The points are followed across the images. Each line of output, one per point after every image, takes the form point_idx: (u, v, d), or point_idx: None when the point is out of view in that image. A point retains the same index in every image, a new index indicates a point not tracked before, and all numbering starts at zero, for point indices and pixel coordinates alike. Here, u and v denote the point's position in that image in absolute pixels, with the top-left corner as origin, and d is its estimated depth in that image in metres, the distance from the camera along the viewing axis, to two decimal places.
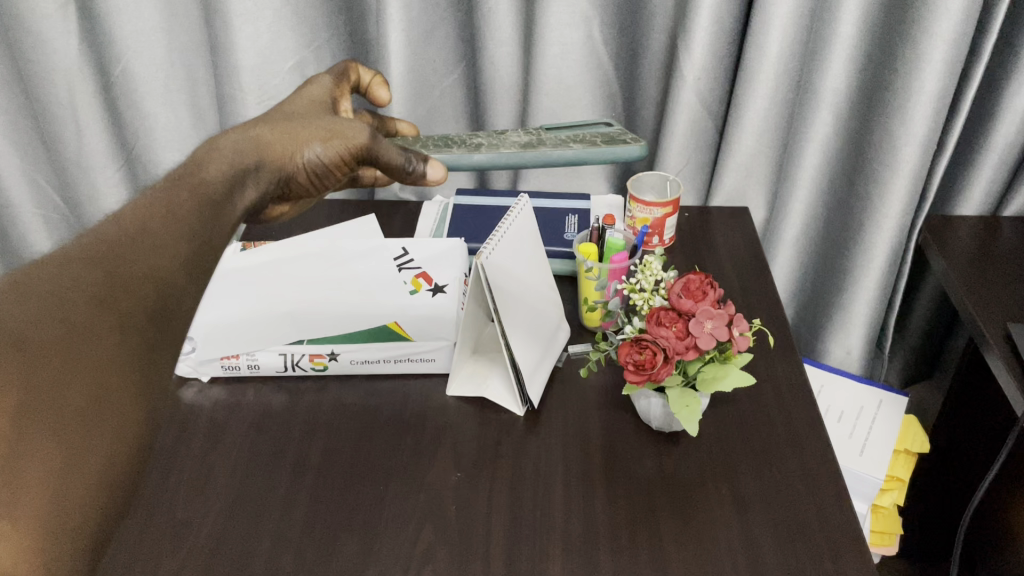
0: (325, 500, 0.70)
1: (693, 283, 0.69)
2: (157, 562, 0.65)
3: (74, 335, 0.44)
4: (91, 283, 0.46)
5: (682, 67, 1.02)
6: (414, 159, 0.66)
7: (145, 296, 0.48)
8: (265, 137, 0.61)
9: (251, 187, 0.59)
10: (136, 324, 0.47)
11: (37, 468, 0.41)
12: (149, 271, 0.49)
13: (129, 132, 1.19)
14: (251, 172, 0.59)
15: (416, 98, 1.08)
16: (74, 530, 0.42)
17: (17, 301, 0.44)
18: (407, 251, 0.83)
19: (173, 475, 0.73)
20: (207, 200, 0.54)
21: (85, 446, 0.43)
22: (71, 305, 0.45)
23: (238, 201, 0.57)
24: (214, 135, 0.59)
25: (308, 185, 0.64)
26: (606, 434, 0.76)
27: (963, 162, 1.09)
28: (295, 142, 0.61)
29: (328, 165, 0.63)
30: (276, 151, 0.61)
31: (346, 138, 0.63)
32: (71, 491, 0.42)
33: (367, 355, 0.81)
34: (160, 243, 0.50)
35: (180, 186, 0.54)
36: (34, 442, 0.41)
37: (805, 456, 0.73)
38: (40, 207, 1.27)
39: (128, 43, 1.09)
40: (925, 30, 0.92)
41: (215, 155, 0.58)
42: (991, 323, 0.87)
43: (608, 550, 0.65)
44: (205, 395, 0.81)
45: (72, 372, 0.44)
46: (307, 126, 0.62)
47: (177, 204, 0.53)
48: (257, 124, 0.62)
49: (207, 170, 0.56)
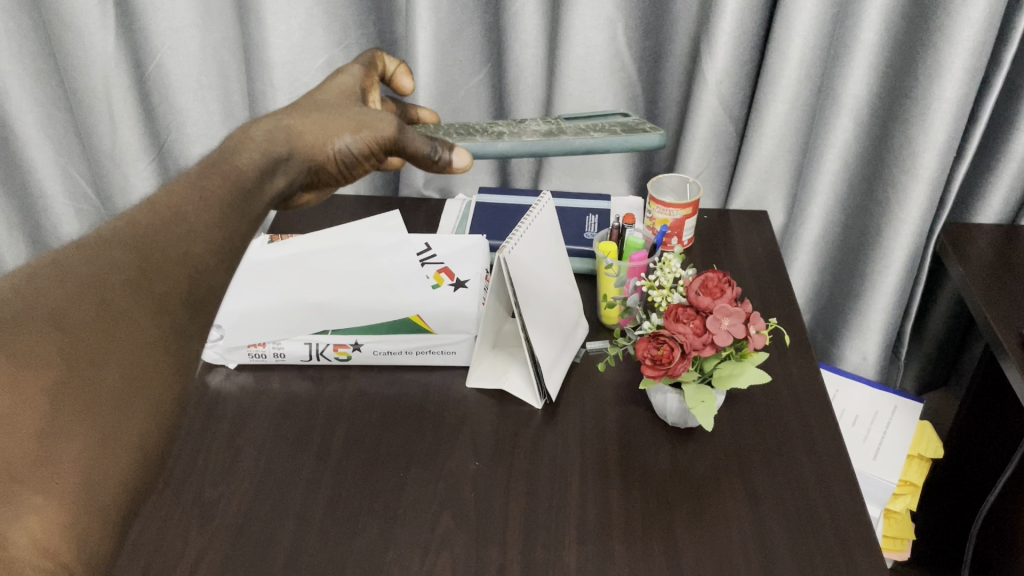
0: (348, 484, 0.72)
1: (711, 281, 0.70)
2: (185, 539, 0.68)
3: (111, 315, 0.46)
4: (128, 264, 0.48)
5: (705, 70, 1.04)
6: (439, 148, 0.65)
7: (179, 281, 0.50)
8: (297, 127, 0.62)
9: (281, 176, 0.60)
10: (172, 305, 0.49)
11: (72, 442, 0.42)
12: (181, 254, 0.50)
13: (162, 126, 1.22)
14: (281, 162, 0.60)
15: (441, 98, 1.11)
16: (107, 497, 0.43)
17: (56, 279, 0.46)
18: (430, 246, 0.84)
19: (200, 458, 0.75)
20: (239, 189, 0.55)
21: (117, 423, 0.44)
22: (108, 287, 0.47)
23: (269, 189, 0.59)
24: (248, 122, 0.60)
25: (337, 174, 0.65)
26: (622, 428, 0.77)
27: (983, 170, 1.10)
28: (327, 132, 0.63)
29: (357, 157, 0.64)
30: (308, 140, 0.62)
31: (375, 131, 0.63)
32: (104, 466, 0.43)
33: (390, 346, 0.83)
34: (188, 226, 0.51)
35: (212, 172, 0.55)
36: (70, 413, 0.43)
37: (820, 454, 0.74)
38: (72, 198, 1.31)
39: (163, 40, 1.12)
40: (947, 39, 0.93)
41: (247, 142, 0.59)
42: (1008, 329, 0.88)
43: (622, 540, 0.67)
44: (231, 381, 0.84)
45: (106, 352, 0.45)
46: (338, 118, 0.64)
47: (209, 188, 0.54)
48: (287, 114, 0.63)
49: (239, 159, 0.57)
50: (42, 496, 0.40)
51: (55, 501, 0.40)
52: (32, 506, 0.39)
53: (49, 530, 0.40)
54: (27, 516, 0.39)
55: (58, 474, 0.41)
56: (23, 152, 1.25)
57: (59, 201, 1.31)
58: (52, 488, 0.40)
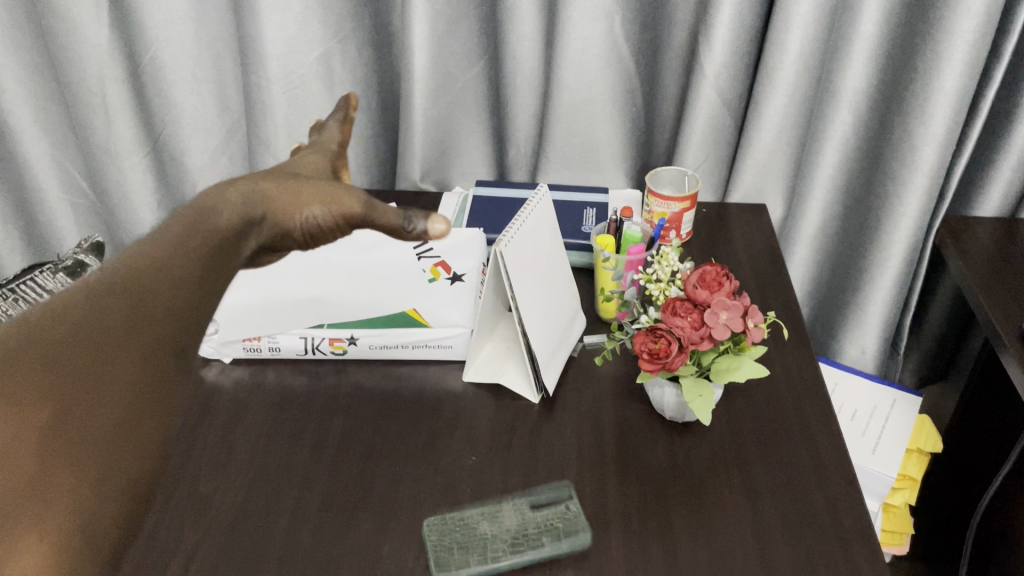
0: (344, 479, 0.72)
1: (709, 274, 0.70)
2: (179, 535, 0.67)
3: (92, 366, 0.44)
4: (113, 313, 0.45)
5: (703, 63, 1.03)
6: (414, 218, 0.49)
7: (172, 318, 0.46)
8: (268, 191, 0.50)
9: (253, 244, 0.50)
10: (160, 355, 0.46)
11: (63, 480, 0.41)
12: (171, 299, 0.46)
13: (157, 120, 1.21)
14: (252, 227, 0.49)
15: (438, 91, 1.10)
16: (90, 548, 0.42)
17: (38, 336, 0.43)
18: (428, 242, 0.87)
19: (195, 454, 0.74)
20: (213, 252, 0.48)
21: (109, 461, 0.43)
22: (99, 322, 0.45)
23: (237, 258, 0.49)
24: (226, 179, 0.51)
25: (313, 250, 0.53)
26: (619, 422, 0.77)
27: (983, 163, 1.09)
28: (296, 199, 0.50)
29: (330, 233, 0.51)
30: (278, 206, 0.50)
31: (352, 205, 0.50)
32: (97, 502, 0.42)
33: (385, 340, 0.82)
34: (173, 272, 0.47)
35: (186, 230, 0.48)
36: (45, 473, 0.41)
37: (818, 448, 0.74)
38: (67, 192, 1.30)
39: (157, 33, 1.11)
40: (947, 30, 0.93)
41: (220, 203, 0.49)
42: (1008, 323, 0.87)
43: (620, 535, 0.66)
44: (226, 375, 0.83)
45: (85, 410, 0.43)
46: (312, 183, 0.51)
47: (183, 248, 0.47)
48: (264, 173, 0.52)
49: (216, 219, 0.48)
50: (34, 534, 0.40)
51: (47, 539, 0.40)
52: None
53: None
54: (19, 553, 0.39)
55: (33, 531, 0.40)
56: (16, 147, 1.24)
57: (54, 196, 1.30)
58: (21, 550, 0.39)
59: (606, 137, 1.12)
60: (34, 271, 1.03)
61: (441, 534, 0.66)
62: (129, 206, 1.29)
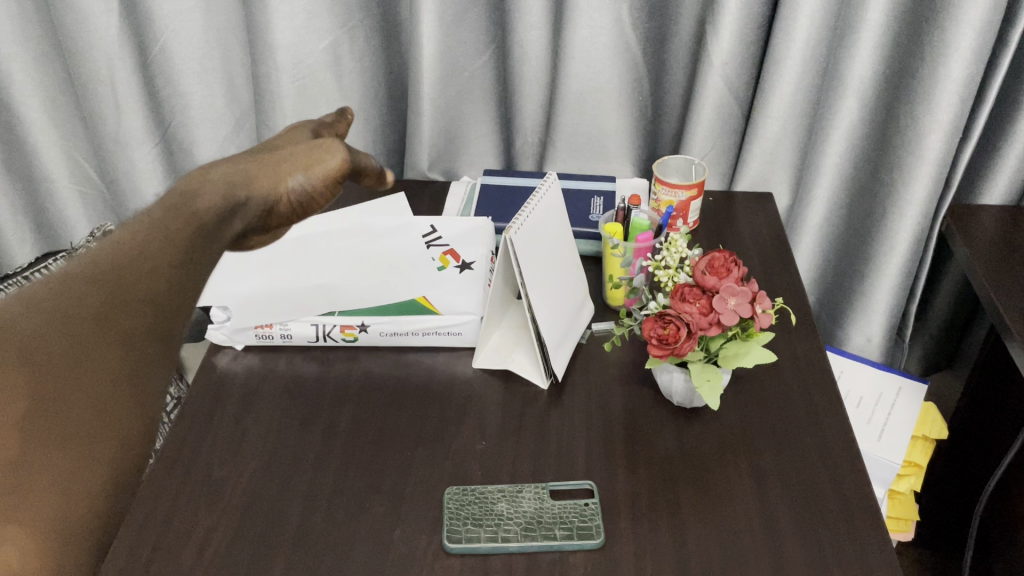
0: (357, 463, 0.73)
1: (717, 260, 0.70)
2: (194, 518, 0.68)
3: (78, 345, 0.49)
4: (95, 300, 0.50)
5: (709, 52, 1.03)
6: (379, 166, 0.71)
7: (143, 315, 0.52)
8: (250, 170, 0.60)
9: (239, 221, 0.59)
10: (139, 338, 0.51)
11: (45, 475, 0.46)
12: (149, 284, 0.52)
13: (166, 110, 1.22)
14: (238, 208, 0.59)
15: (445, 80, 1.11)
16: (73, 532, 0.46)
17: (27, 315, 0.48)
18: (436, 229, 0.84)
19: (208, 439, 0.75)
20: (199, 231, 0.56)
21: (88, 454, 0.48)
22: (75, 323, 0.49)
23: (225, 232, 0.58)
24: (204, 166, 0.60)
25: (294, 216, 0.63)
26: (627, 407, 0.78)
27: (989, 151, 1.10)
28: (279, 172, 0.61)
29: (314, 193, 0.62)
30: (261, 182, 0.60)
31: (329, 162, 0.62)
32: (76, 491, 0.47)
33: (395, 328, 0.83)
34: (160, 258, 0.53)
35: (169, 213, 0.56)
36: (44, 442, 0.46)
37: (825, 433, 0.75)
38: (77, 183, 1.31)
39: (167, 23, 1.12)
40: (954, 18, 0.93)
41: (204, 186, 0.58)
42: (1013, 310, 0.88)
43: (629, 518, 0.67)
44: (238, 362, 0.84)
45: (73, 388, 0.48)
46: (289, 156, 0.62)
47: (166, 229, 0.54)
48: (242, 156, 0.62)
49: (198, 201, 0.57)
50: (19, 523, 0.44)
51: (31, 529, 0.44)
52: (9, 538, 0.44)
53: (32, 540, 0.44)
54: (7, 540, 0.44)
55: (33, 497, 0.45)
56: (27, 137, 1.25)
57: (64, 186, 1.31)
58: (26, 520, 0.44)
59: (613, 127, 1.13)
60: (46, 260, 1.04)
61: (459, 504, 0.68)
62: (139, 196, 1.29)
